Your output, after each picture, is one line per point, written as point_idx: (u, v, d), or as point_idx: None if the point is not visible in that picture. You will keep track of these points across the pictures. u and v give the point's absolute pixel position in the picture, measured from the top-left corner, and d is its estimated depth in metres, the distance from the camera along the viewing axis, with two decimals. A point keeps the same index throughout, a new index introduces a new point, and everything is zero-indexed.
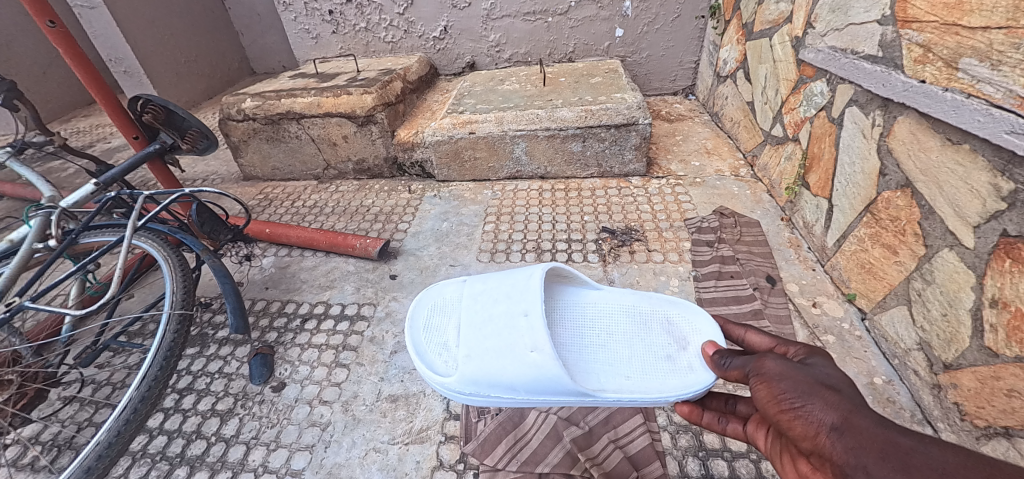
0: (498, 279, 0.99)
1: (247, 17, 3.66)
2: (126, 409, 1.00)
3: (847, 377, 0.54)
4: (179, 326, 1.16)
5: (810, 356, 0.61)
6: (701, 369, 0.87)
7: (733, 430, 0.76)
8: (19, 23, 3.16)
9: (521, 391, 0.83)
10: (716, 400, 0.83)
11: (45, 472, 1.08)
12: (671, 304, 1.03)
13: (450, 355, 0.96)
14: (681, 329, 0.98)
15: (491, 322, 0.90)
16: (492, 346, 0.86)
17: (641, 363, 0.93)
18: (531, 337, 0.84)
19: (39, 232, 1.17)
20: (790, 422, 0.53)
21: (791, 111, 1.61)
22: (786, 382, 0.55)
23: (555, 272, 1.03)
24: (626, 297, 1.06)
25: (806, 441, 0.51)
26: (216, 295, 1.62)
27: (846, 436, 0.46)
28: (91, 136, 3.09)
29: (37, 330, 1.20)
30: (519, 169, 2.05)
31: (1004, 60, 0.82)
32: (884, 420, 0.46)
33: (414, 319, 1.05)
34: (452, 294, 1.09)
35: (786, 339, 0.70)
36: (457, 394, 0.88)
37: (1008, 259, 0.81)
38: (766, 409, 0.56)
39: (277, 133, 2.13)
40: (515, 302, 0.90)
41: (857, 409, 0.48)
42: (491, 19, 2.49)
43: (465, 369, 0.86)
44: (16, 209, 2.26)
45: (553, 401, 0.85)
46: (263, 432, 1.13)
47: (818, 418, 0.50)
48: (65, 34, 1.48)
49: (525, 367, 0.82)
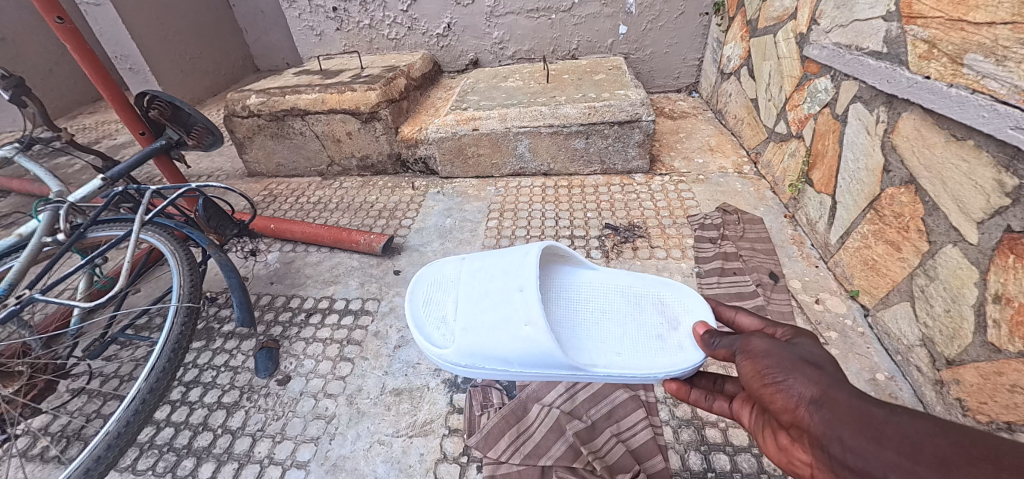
0: (495, 256, 1.00)
1: (252, 14, 3.67)
2: (134, 399, 1.02)
3: (830, 355, 0.54)
4: (187, 318, 1.17)
5: (797, 337, 0.61)
6: (691, 348, 0.87)
7: (718, 407, 0.76)
8: (26, 20, 3.18)
9: (514, 363, 0.85)
10: (705, 379, 0.84)
11: (54, 462, 1.10)
12: (665, 285, 1.04)
13: (448, 329, 0.97)
14: (673, 309, 0.98)
15: (487, 297, 0.91)
16: (487, 319, 0.87)
17: (633, 341, 0.93)
18: (526, 311, 0.84)
19: (48, 226, 1.17)
20: (771, 396, 0.53)
21: (795, 108, 1.61)
22: (770, 358, 0.56)
23: (550, 250, 1.04)
24: (621, 277, 1.07)
25: (785, 414, 0.51)
26: (221, 289, 1.63)
27: (824, 409, 0.46)
28: (97, 133, 3.12)
29: (47, 322, 1.21)
30: (523, 166, 2.05)
31: (1010, 56, 0.82)
32: (861, 394, 0.46)
33: (414, 294, 1.06)
34: (451, 271, 1.10)
35: (774, 321, 0.71)
36: (454, 366, 0.90)
37: (1011, 255, 0.81)
38: (748, 383, 0.57)
39: (281, 130, 2.14)
40: (512, 278, 0.91)
41: (836, 384, 0.48)
42: (494, 16, 2.49)
43: (462, 341, 0.87)
44: (24, 204, 2.29)
45: (545, 375, 0.86)
46: (269, 425, 1.14)
47: (798, 391, 0.50)
48: (73, 30, 1.49)
49: (519, 341, 0.83)
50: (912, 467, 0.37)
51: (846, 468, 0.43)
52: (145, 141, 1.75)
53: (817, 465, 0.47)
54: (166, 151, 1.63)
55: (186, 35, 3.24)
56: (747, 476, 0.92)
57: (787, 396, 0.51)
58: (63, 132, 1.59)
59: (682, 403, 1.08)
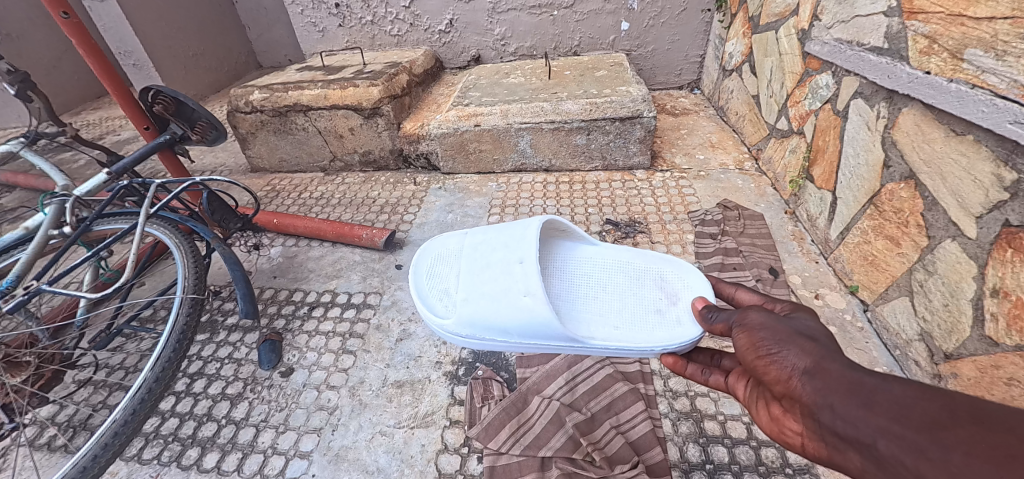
0: (497, 230, 1.01)
1: (255, 11, 3.67)
2: (140, 389, 1.03)
3: (825, 328, 0.55)
4: (192, 310, 1.19)
5: (795, 311, 0.63)
6: (689, 323, 0.89)
7: (714, 381, 0.76)
8: (30, 17, 3.20)
9: (514, 334, 0.86)
10: (703, 355, 0.85)
11: (62, 451, 1.12)
12: (665, 262, 1.05)
13: (450, 301, 0.99)
14: (672, 285, 1.00)
15: (489, 268, 0.92)
16: (488, 290, 0.89)
17: (631, 315, 0.95)
18: (526, 282, 0.85)
19: (55, 219, 1.18)
20: (765, 367, 0.55)
21: (796, 104, 1.61)
22: (766, 331, 0.57)
23: (552, 225, 1.05)
24: (622, 253, 1.08)
25: (778, 385, 0.53)
26: (225, 283, 1.65)
27: (816, 379, 0.48)
28: (102, 128, 3.13)
29: (54, 313, 1.23)
30: (524, 161, 2.06)
31: (1010, 51, 0.82)
32: (852, 364, 0.47)
33: (418, 267, 1.08)
34: (455, 245, 1.11)
35: (774, 297, 0.72)
36: (455, 336, 0.92)
37: (1009, 249, 0.81)
38: (744, 356, 0.59)
39: (284, 126, 2.15)
40: (512, 250, 0.92)
41: (829, 354, 0.50)
42: (497, 13, 2.49)
43: (463, 311, 0.89)
44: (29, 199, 2.31)
45: (544, 346, 0.87)
46: (272, 415, 1.16)
47: (792, 363, 0.52)
48: (78, 25, 1.50)
49: (518, 311, 0.84)
50: (900, 430, 0.38)
51: (836, 435, 0.44)
52: (150, 135, 1.76)
53: (809, 433, 0.49)
54: (170, 146, 1.63)
55: (189, 31, 3.26)
56: (746, 468, 0.93)
57: (780, 367, 0.53)
58: (68, 126, 1.59)
59: (680, 396, 1.09)
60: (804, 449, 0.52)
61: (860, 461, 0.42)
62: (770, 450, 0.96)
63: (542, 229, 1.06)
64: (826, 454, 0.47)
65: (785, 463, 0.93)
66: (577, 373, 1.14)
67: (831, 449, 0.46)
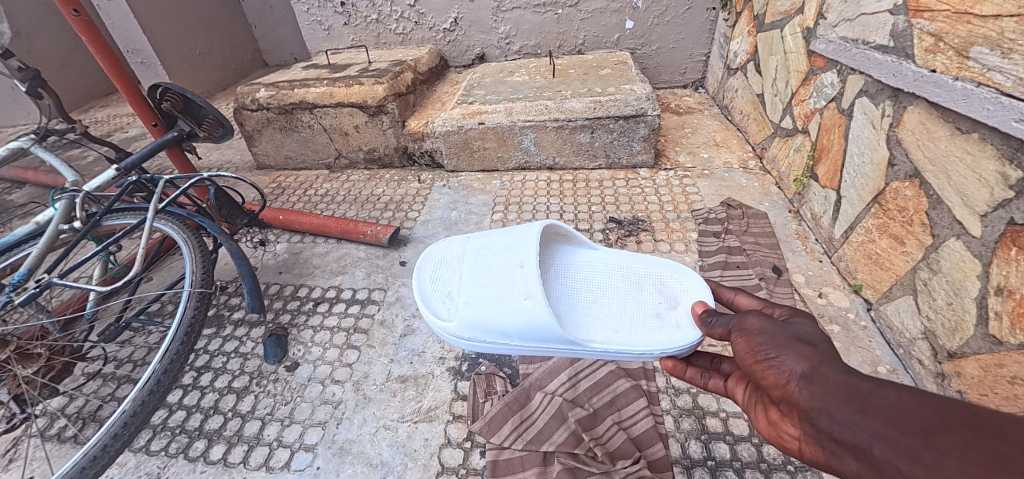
0: (498, 234, 1.01)
1: (261, 10, 3.70)
2: (149, 380, 1.05)
3: (823, 333, 0.56)
4: (200, 303, 1.21)
5: (794, 316, 0.63)
6: (688, 327, 0.89)
7: (714, 385, 0.76)
8: (41, 15, 3.24)
9: (515, 337, 0.87)
10: (702, 359, 0.85)
11: (71, 443, 1.14)
12: (665, 266, 1.05)
13: (453, 304, 1.00)
14: (672, 289, 1.00)
15: (490, 272, 0.93)
16: (489, 293, 0.89)
17: (631, 318, 0.95)
18: (527, 285, 0.86)
19: (65, 214, 1.20)
20: (763, 372, 0.55)
21: (802, 103, 1.60)
22: (764, 335, 0.58)
23: (552, 229, 1.06)
24: (622, 257, 1.09)
25: (776, 389, 0.53)
26: (231, 279, 1.67)
27: (813, 383, 0.48)
28: (110, 126, 3.16)
29: (64, 307, 1.25)
30: (528, 160, 2.06)
31: (1016, 48, 0.82)
32: (849, 369, 0.47)
33: (421, 271, 1.09)
34: (458, 250, 1.12)
35: (772, 302, 0.72)
36: (457, 339, 0.93)
37: (1014, 247, 0.81)
38: (743, 360, 0.59)
39: (290, 123, 2.17)
40: (514, 254, 0.93)
41: (826, 359, 0.50)
42: (502, 11, 2.50)
43: (465, 314, 0.90)
44: (39, 195, 2.34)
45: (545, 349, 0.88)
46: (278, 409, 1.17)
47: (789, 367, 0.52)
48: (89, 23, 1.51)
49: (518, 314, 0.85)
50: (896, 436, 0.38)
51: (832, 439, 0.45)
52: (157, 132, 1.77)
53: (806, 437, 0.50)
54: (177, 143, 1.64)
55: (197, 30, 3.29)
56: (747, 465, 0.94)
57: (778, 372, 0.53)
58: (78, 122, 1.56)
59: (682, 393, 1.09)
60: (801, 453, 0.52)
61: (856, 464, 0.43)
62: (772, 448, 0.96)
63: (543, 233, 1.07)
64: (823, 459, 0.48)
65: (786, 461, 0.94)
66: (580, 370, 1.15)
67: (827, 453, 0.47)
